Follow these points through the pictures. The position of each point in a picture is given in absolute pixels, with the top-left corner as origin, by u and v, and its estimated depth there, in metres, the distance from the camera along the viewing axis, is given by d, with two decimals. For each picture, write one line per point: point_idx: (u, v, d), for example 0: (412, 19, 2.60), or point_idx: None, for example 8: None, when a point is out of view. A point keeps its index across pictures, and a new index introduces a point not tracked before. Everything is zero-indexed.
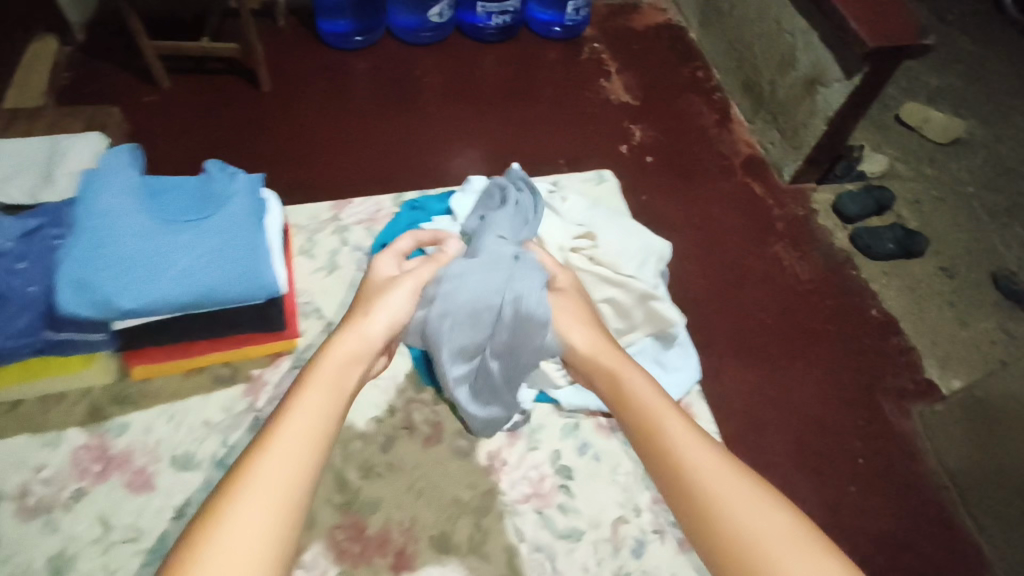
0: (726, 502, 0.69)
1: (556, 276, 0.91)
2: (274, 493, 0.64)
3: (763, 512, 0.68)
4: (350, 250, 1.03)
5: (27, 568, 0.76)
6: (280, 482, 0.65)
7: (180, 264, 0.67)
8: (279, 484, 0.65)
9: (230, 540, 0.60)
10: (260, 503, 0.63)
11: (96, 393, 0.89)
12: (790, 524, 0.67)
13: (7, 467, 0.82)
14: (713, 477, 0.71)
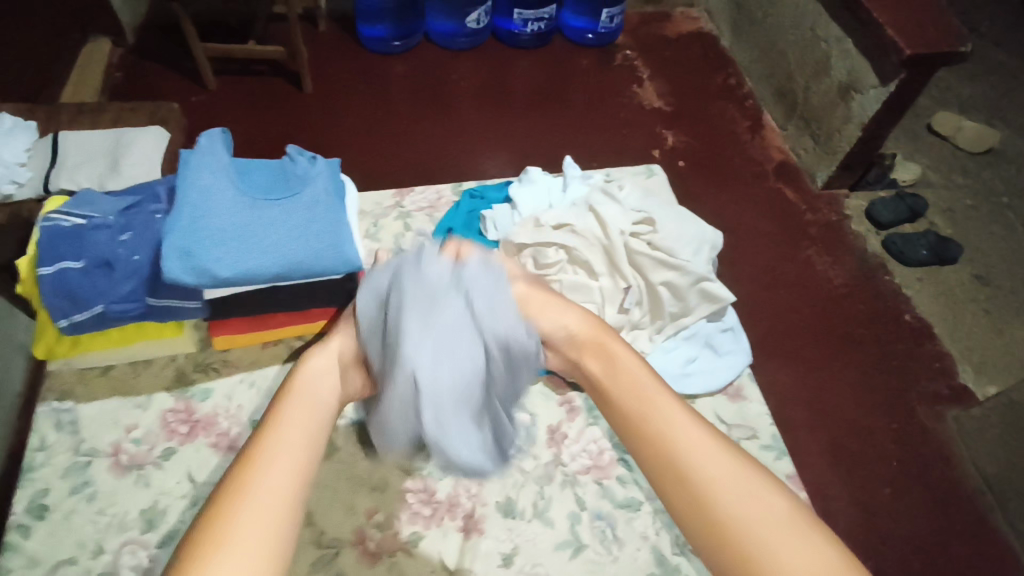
0: (722, 501, 0.70)
1: (580, 261, 0.89)
2: (271, 489, 0.68)
3: (750, 506, 0.69)
4: (414, 233, 0.97)
5: (122, 520, 0.84)
6: (276, 483, 0.69)
7: (273, 238, 0.72)
8: (276, 483, 0.68)
9: (238, 539, 0.63)
10: (254, 500, 0.66)
11: (181, 360, 0.97)
12: (784, 505, 0.69)
13: (103, 425, 0.91)
14: (707, 462, 0.72)
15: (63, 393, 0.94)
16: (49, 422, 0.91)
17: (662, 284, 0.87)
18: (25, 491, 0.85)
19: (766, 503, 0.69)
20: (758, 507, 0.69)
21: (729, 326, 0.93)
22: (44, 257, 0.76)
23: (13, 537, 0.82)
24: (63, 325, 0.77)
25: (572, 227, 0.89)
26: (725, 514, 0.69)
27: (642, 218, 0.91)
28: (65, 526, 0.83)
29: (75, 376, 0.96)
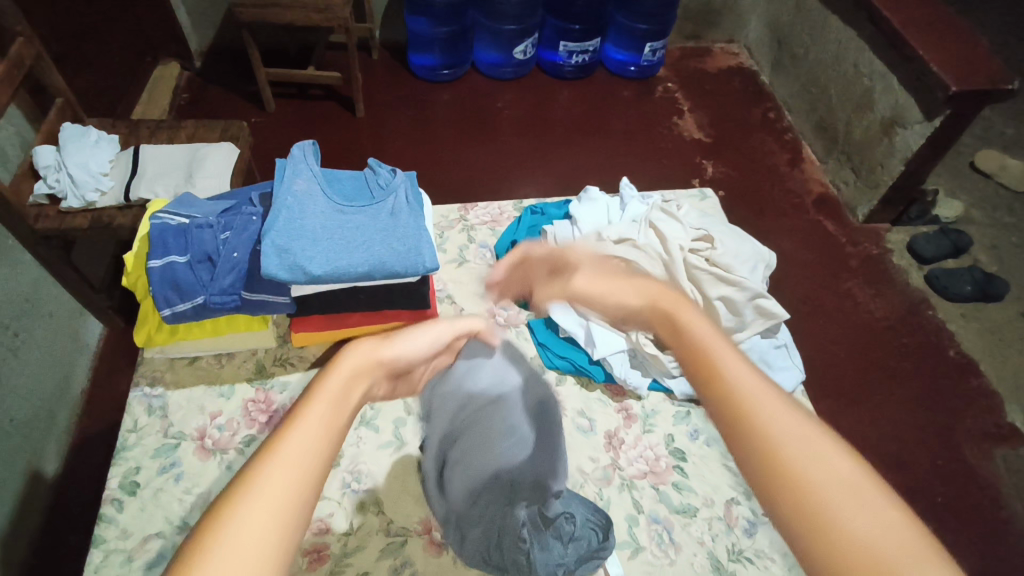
0: (785, 443, 0.45)
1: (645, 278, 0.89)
2: (299, 480, 0.43)
3: (833, 458, 0.44)
4: (479, 246, 1.02)
5: (207, 500, 0.75)
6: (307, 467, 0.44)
7: (359, 242, 0.79)
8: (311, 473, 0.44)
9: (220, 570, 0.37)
10: (280, 487, 0.42)
11: (261, 355, 0.88)
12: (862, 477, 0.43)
13: (187, 411, 0.82)
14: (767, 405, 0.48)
15: (154, 379, 0.84)
16: (141, 406, 0.82)
17: (718, 298, 0.88)
18: (118, 467, 0.77)
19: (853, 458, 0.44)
20: (837, 459, 0.44)
21: (783, 343, 0.92)
22: (153, 250, 0.77)
23: (107, 510, 0.73)
24: (166, 313, 0.77)
25: (633, 242, 0.92)
26: (789, 480, 0.43)
27: (701, 235, 0.93)
28: (151, 504, 0.74)
29: (166, 365, 0.86)
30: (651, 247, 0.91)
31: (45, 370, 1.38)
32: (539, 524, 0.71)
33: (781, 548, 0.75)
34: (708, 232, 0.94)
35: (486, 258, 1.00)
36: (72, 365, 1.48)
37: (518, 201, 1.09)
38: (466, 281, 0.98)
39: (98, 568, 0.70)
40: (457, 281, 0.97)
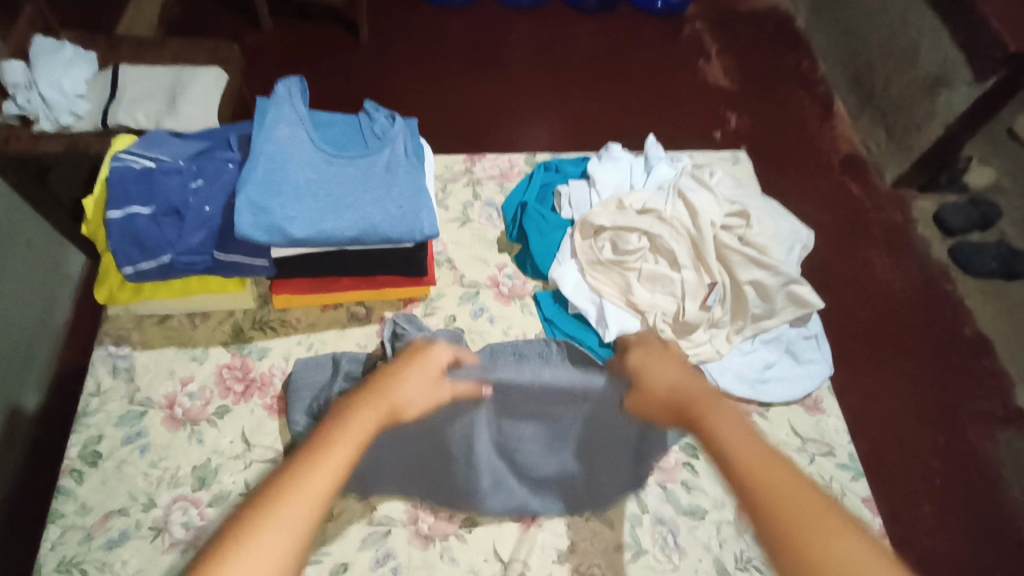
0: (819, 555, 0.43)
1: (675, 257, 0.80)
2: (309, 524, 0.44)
3: (809, 509, 0.45)
4: (485, 202, 0.93)
5: (174, 476, 0.69)
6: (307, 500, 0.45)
7: (349, 200, 0.69)
8: (314, 500, 0.45)
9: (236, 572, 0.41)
10: (290, 527, 0.43)
11: (239, 316, 0.80)
12: None
13: (155, 375, 0.75)
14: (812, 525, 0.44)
15: (120, 337, 0.77)
16: (105, 367, 0.75)
17: (748, 282, 0.79)
18: (78, 434, 0.70)
19: (826, 509, 0.45)
20: None
21: (814, 334, 0.84)
22: (111, 199, 0.68)
23: (66, 481, 0.67)
24: (127, 272, 0.68)
25: (658, 213, 0.81)
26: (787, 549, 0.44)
27: (734, 211, 0.82)
28: (114, 476, 0.68)
29: (133, 322, 0.78)
30: (678, 221, 0.81)
31: (19, 303, 1.30)
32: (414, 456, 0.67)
33: None
34: (745, 206, 0.83)
35: (491, 218, 0.91)
36: (50, 299, 1.40)
37: (531, 154, 0.99)
38: (469, 243, 0.89)
39: (55, 544, 0.65)
40: (459, 242, 0.88)
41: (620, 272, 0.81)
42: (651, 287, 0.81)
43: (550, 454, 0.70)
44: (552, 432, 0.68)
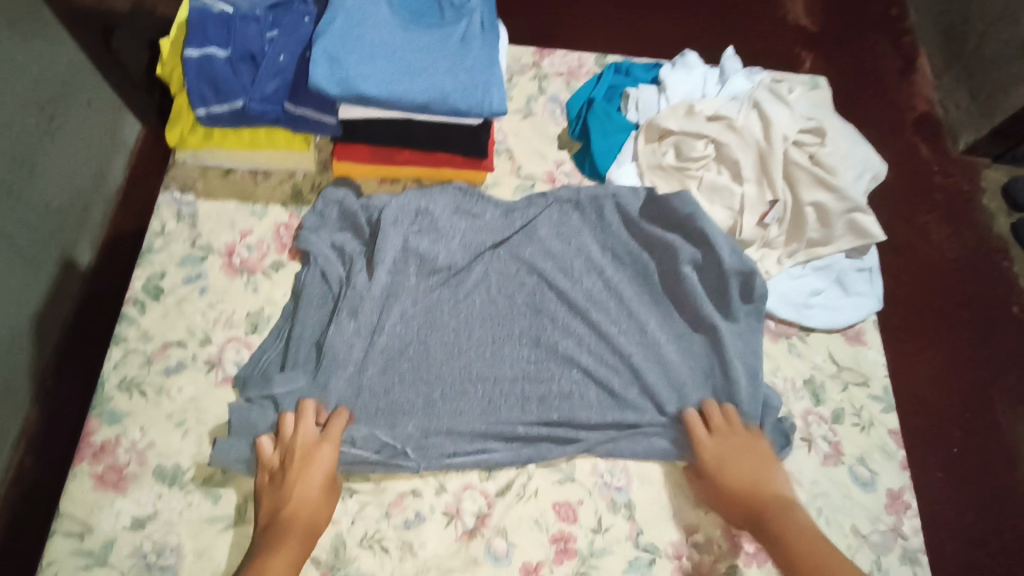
0: None
1: (743, 169, 0.76)
2: None
3: None
4: (548, 99, 0.90)
5: (230, 318, 0.74)
6: None
7: (419, 64, 0.69)
8: None
9: None
10: None
11: (299, 180, 0.82)
12: None
13: (216, 223, 0.78)
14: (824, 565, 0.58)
15: (185, 184, 0.80)
16: (169, 211, 0.78)
17: (811, 204, 0.75)
18: (143, 269, 0.75)
19: None
20: None
21: (869, 267, 0.80)
22: (191, 37, 0.69)
23: (129, 310, 0.73)
24: (200, 114, 0.70)
25: (728, 121, 0.78)
26: None
27: (810, 128, 0.78)
28: (176, 311, 0.73)
29: (198, 172, 0.80)
30: (746, 132, 0.76)
31: (83, 157, 1.31)
32: (423, 272, 0.76)
33: (812, 474, 0.71)
34: (824, 126, 0.78)
35: (555, 114, 0.89)
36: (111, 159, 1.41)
37: (602, 56, 0.94)
38: (528, 137, 0.87)
39: (118, 365, 0.70)
40: (519, 134, 0.87)
41: (667, 203, 0.76)
42: (709, 197, 0.77)
43: (493, 300, 0.77)
44: (489, 312, 0.76)
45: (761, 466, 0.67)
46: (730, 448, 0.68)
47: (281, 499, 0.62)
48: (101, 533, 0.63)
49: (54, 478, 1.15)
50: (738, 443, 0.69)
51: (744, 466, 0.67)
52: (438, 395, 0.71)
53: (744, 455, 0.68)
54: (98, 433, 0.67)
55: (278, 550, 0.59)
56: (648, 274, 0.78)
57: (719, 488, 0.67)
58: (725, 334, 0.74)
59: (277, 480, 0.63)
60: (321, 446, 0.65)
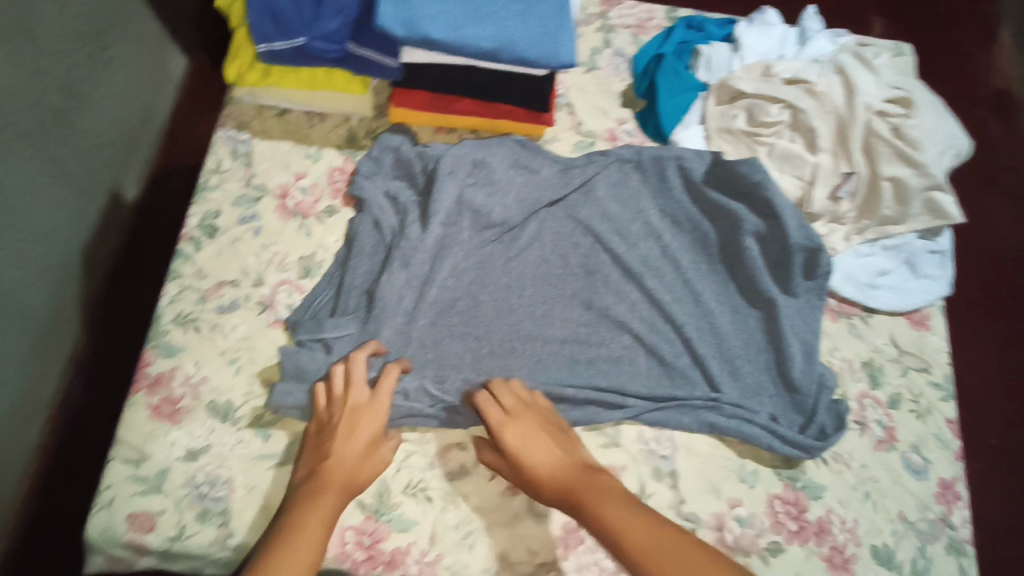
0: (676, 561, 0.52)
1: (819, 136, 0.72)
2: None
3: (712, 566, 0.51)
4: (614, 52, 0.86)
5: (282, 261, 0.73)
6: None
7: (489, 8, 0.65)
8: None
9: None
10: None
11: (354, 124, 0.80)
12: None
13: (271, 164, 0.77)
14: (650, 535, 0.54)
15: (241, 123, 0.79)
16: (226, 149, 0.77)
17: (888, 180, 0.71)
18: (199, 206, 0.75)
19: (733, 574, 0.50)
20: None
21: (942, 251, 0.76)
22: None
23: (185, 247, 0.73)
24: (261, 50, 0.69)
25: (808, 85, 0.73)
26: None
27: (897, 98, 0.73)
28: (229, 251, 0.73)
29: (254, 111, 0.79)
30: (827, 98, 0.72)
31: (127, 91, 1.26)
32: (478, 226, 0.74)
33: (862, 458, 0.70)
34: (913, 97, 0.73)
35: (619, 69, 0.85)
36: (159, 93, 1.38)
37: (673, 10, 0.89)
38: (590, 92, 0.84)
39: (174, 300, 0.71)
40: (581, 89, 0.83)
41: (734, 170, 0.73)
42: (779, 166, 0.74)
43: (546, 260, 0.75)
44: (542, 272, 0.75)
45: (562, 448, 0.64)
46: (534, 426, 0.64)
47: (323, 453, 0.62)
48: (156, 461, 0.65)
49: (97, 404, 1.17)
50: (531, 419, 0.65)
51: (558, 447, 0.63)
52: (487, 351, 0.71)
53: (542, 432, 0.64)
54: (154, 365, 0.68)
55: (317, 502, 0.58)
56: (708, 243, 0.76)
57: (535, 474, 0.62)
58: (783, 311, 0.71)
59: (322, 434, 0.63)
60: (370, 403, 0.64)
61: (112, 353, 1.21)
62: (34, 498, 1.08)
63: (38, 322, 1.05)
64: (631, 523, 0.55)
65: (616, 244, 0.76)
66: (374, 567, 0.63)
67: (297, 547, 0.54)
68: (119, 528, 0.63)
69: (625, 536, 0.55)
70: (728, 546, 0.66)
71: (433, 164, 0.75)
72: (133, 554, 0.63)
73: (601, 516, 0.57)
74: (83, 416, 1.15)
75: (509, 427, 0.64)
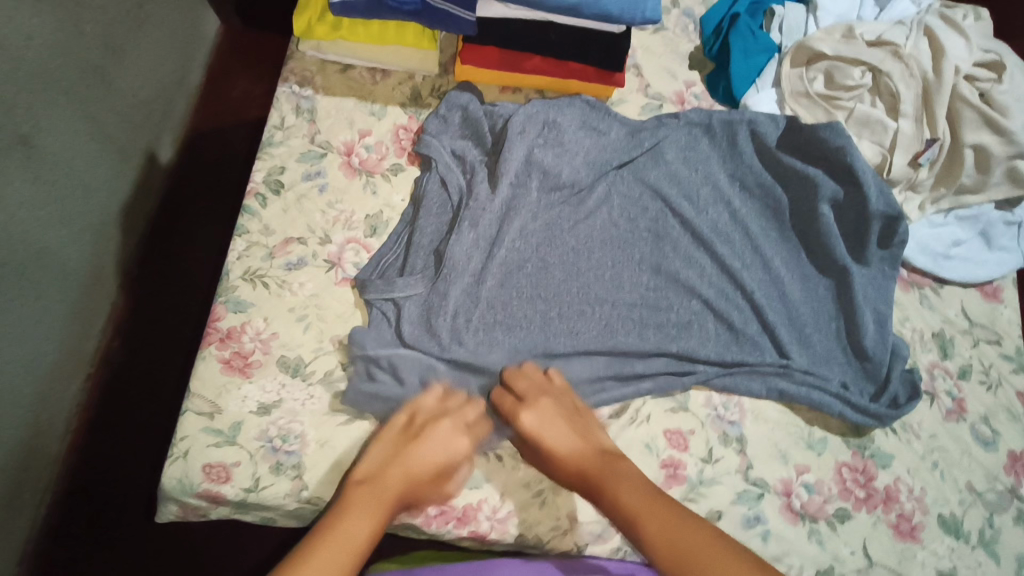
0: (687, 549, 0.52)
1: (902, 98, 0.73)
2: None
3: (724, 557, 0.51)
4: (682, 13, 0.84)
5: (348, 220, 0.73)
6: None
7: None
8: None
9: None
10: None
11: (418, 82, 0.79)
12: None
13: (336, 120, 0.76)
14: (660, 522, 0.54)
15: (304, 79, 0.77)
16: (289, 104, 0.76)
17: (972, 145, 0.72)
18: (264, 161, 0.73)
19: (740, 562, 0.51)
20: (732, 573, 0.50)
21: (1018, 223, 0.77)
22: None
23: (250, 202, 0.72)
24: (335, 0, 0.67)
25: (895, 47, 0.74)
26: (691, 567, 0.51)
27: (986, 64, 0.74)
28: (296, 207, 0.72)
29: (317, 67, 0.78)
30: (916, 61, 0.73)
31: (167, 45, 1.11)
32: (548, 187, 0.73)
33: (931, 428, 0.70)
34: (1005, 62, 0.75)
35: (687, 30, 0.83)
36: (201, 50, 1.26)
37: None
38: (657, 53, 0.82)
39: (242, 256, 0.70)
40: (648, 50, 0.82)
41: (816, 134, 0.72)
42: (858, 130, 0.74)
43: (615, 224, 0.74)
44: (610, 236, 0.74)
45: (577, 428, 0.63)
46: (547, 408, 0.63)
47: (393, 460, 0.59)
48: (229, 414, 0.65)
49: (142, 368, 1.03)
50: (551, 401, 0.64)
51: (570, 426, 0.63)
52: (556, 314, 0.70)
53: (561, 416, 0.63)
54: (225, 319, 0.67)
55: (372, 510, 0.55)
56: (779, 210, 0.75)
57: (552, 458, 0.62)
58: (854, 279, 0.72)
59: (399, 443, 0.61)
60: (459, 435, 0.63)
61: (158, 312, 1.07)
62: (74, 466, 0.96)
63: (74, 285, 0.92)
64: (653, 509, 0.55)
65: (685, 208, 0.75)
66: (447, 521, 0.63)
67: (338, 549, 0.50)
68: (195, 478, 0.62)
69: (642, 522, 0.55)
70: (796, 511, 0.66)
71: (500, 122, 0.75)
72: (209, 503, 0.63)
73: (621, 503, 0.57)
74: (125, 379, 1.02)
75: (524, 413, 0.63)
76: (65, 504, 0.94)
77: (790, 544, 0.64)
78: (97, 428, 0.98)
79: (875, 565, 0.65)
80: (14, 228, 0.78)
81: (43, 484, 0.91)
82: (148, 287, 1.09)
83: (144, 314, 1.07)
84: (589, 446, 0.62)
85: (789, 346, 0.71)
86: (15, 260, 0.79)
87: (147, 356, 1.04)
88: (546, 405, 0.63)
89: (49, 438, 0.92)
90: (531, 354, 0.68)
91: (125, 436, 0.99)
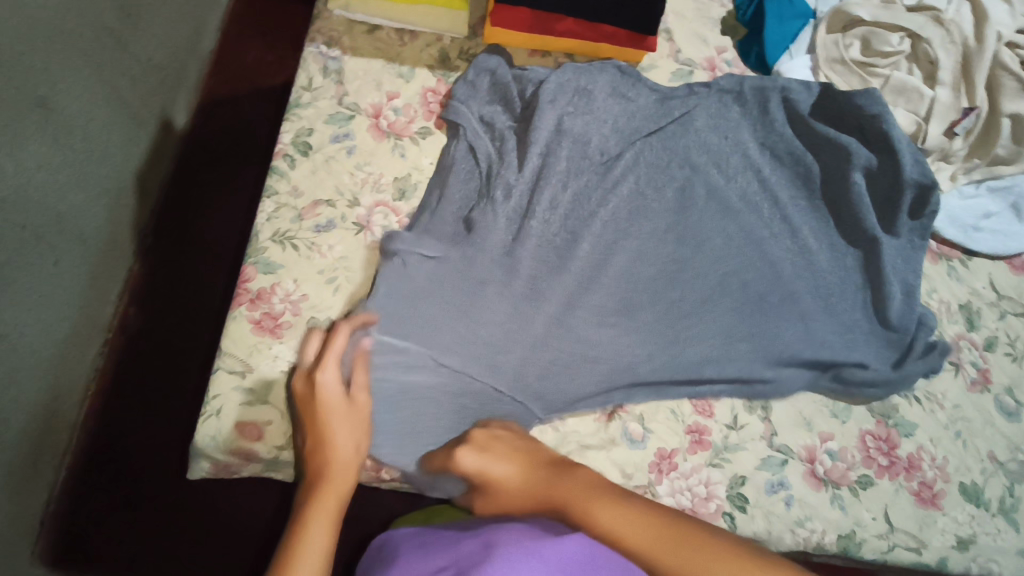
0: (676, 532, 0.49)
1: (942, 66, 0.73)
2: None
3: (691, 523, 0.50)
4: None
5: (377, 182, 0.72)
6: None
7: None
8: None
9: None
10: None
11: (446, 45, 0.79)
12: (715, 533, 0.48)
13: (363, 82, 0.75)
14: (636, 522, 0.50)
15: (331, 39, 0.76)
16: (316, 64, 0.75)
17: (1010, 114, 0.73)
18: (292, 122, 0.73)
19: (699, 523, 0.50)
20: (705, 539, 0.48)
21: None
22: None
23: (279, 163, 0.71)
24: None
25: (935, 13, 0.75)
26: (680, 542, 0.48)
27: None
28: (324, 169, 0.72)
29: (344, 28, 0.77)
30: (959, 27, 0.74)
31: (181, 10, 1.08)
32: (577, 156, 0.72)
33: (955, 398, 0.70)
34: None
35: None
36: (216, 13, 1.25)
37: None
38: (688, 18, 0.81)
39: (271, 217, 0.69)
40: (679, 15, 0.80)
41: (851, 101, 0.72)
42: (893, 99, 0.74)
43: (645, 193, 0.73)
44: (639, 205, 0.73)
45: (520, 451, 0.59)
46: (482, 437, 0.60)
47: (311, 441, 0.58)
48: (260, 374, 0.64)
49: (156, 333, 1.03)
50: (484, 432, 0.60)
51: (515, 452, 0.59)
52: (585, 285, 0.69)
53: (498, 442, 0.59)
54: (254, 281, 0.67)
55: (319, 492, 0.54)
56: (809, 178, 0.75)
57: (502, 490, 0.57)
58: (882, 249, 0.72)
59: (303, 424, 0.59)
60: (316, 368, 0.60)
61: (171, 278, 1.07)
62: (93, 431, 0.96)
63: (89, 250, 0.92)
64: (613, 505, 0.52)
65: (715, 177, 0.74)
66: None
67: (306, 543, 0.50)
68: (227, 436, 0.63)
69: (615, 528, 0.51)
70: (819, 477, 0.66)
71: (529, 88, 0.74)
72: (240, 461, 0.64)
73: (588, 515, 0.52)
74: (143, 344, 1.02)
75: (462, 450, 0.58)
76: (84, 470, 0.94)
77: (813, 509, 0.65)
78: (114, 393, 0.98)
79: (897, 531, 0.66)
80: (32, 191, 0.77)
81: (62, 448, 0.92)
82: (166, 253, 1.08)
83: (159, 280, 1.06)
84: (538, 468, 0.58)
85: (815, 315, 0.71)
86: (35, 225, 0.79)
87: (162, 321, 1.04)
88: (478, 436, 0.60)
89: (67, 403, 0.91)
90: (562, 324, 0.68)
91: (140, 399, 0.99)
